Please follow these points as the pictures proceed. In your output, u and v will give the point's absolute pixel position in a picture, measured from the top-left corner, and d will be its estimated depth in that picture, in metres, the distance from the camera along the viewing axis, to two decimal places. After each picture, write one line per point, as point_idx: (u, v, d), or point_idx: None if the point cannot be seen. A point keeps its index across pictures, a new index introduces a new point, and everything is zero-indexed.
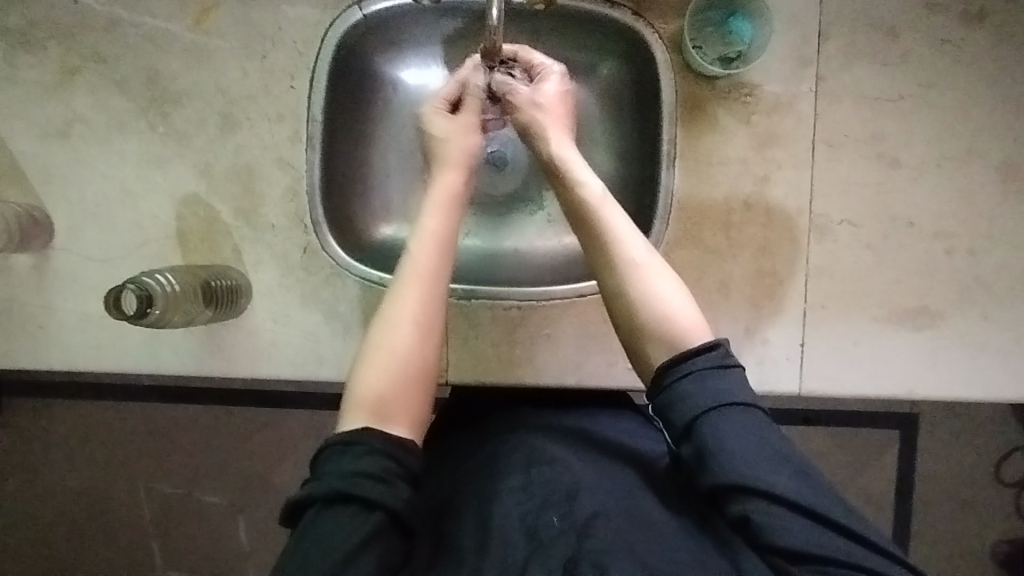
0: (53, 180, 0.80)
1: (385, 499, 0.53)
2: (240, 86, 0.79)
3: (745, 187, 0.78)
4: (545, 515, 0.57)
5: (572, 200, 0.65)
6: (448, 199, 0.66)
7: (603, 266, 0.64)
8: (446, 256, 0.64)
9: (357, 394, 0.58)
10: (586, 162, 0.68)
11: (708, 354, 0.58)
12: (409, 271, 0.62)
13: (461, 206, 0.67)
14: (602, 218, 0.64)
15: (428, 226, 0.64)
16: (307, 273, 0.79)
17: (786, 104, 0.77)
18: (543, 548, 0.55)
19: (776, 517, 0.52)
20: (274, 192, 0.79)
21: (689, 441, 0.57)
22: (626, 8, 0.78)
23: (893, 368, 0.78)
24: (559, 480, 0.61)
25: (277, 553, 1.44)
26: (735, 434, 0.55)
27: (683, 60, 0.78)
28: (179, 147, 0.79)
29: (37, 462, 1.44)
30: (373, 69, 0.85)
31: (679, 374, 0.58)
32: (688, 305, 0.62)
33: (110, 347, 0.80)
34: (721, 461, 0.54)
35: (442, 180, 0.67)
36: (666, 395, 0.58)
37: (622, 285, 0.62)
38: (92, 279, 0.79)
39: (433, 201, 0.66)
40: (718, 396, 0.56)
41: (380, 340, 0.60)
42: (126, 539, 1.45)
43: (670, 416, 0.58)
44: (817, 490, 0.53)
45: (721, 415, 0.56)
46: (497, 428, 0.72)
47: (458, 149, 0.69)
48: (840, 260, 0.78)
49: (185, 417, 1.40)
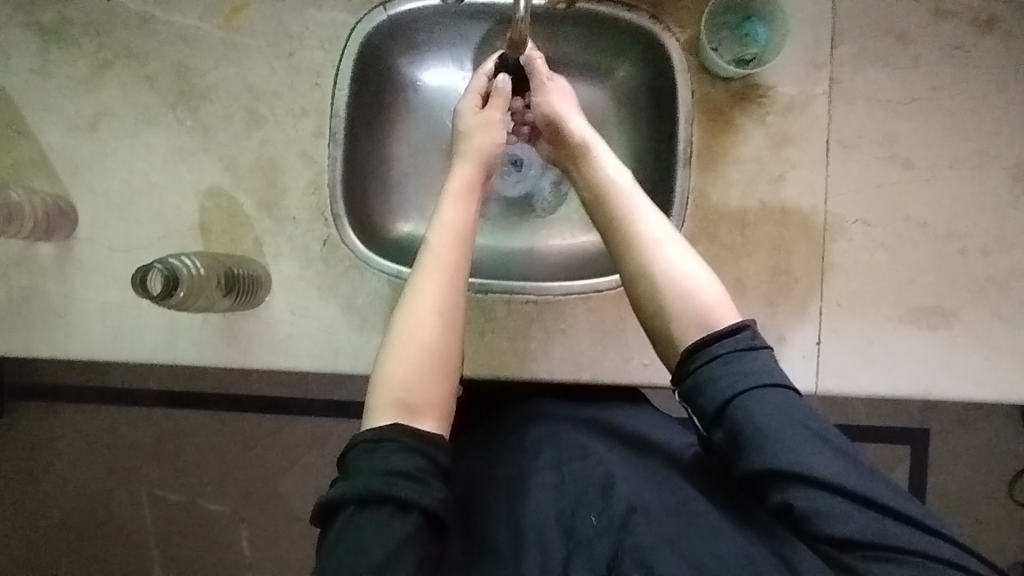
0: (80, 171, 0.81)
1: (420, 498, 0.53)
2: (267, 83, 0.81)
3: (761, 186, 0.79)
4: (582, 513, 0.58)
5: (593, 190, 0.69)
6: (472, 184, 0.70)
7: (620, 248, 0.65)
8: (462, 247, 0.66)
9: (383, 390, 0.58)
10: (608, 155, 0.71)
11: (735, 337, 0.59)
12: (430, 264, 0.64)
13: (477, 198, 0.70)
14: (620, 203, 0.67)
15: (446, 219, 0.66)
16: (327, 266, 0.80)
17: (800, 105, 0.79)
18: (582, 546, 0.56)
19: (821, 502, 0.52)
20: (297, 185, 0.81)
21: (721, 427, 0.57)
22: (643, 12, 0.80)
23: (909, 368, 0.78)
24: (592, 476, 0.61)
25: (279, 564, 1.42)
26: (770, 415, 0.55)
27: (700, 61, 0.80)
28: (205, 141, 0.81)
29: (41, 467, 1.43)
30: (395, 70, 0.88)
31: (705, 359, 0.59)
32: (714, 284, 0.62)
33: (128, 337, 0.80)
34: (757, 446, 0.54)
35: (458, 174, 0.70)
36: (693, 379, 0.59)
37: (644, 266, 0.63)
38: (114, 268, 0.80)
39: (451, 194, 0.69)
40: (751, 378, 0.57)
41: (402, 330, 0.61)
42: (130, 544, 1.44)
43: (700, 400, 0.58)
44: (860, 472, 0.54)
45: (753, 397, 0.56)
46: (516, 421, 0.73)
47: (478, 144, 0.72)
48: (855, 258, 0.79)
49: (192, 421, 1.39)
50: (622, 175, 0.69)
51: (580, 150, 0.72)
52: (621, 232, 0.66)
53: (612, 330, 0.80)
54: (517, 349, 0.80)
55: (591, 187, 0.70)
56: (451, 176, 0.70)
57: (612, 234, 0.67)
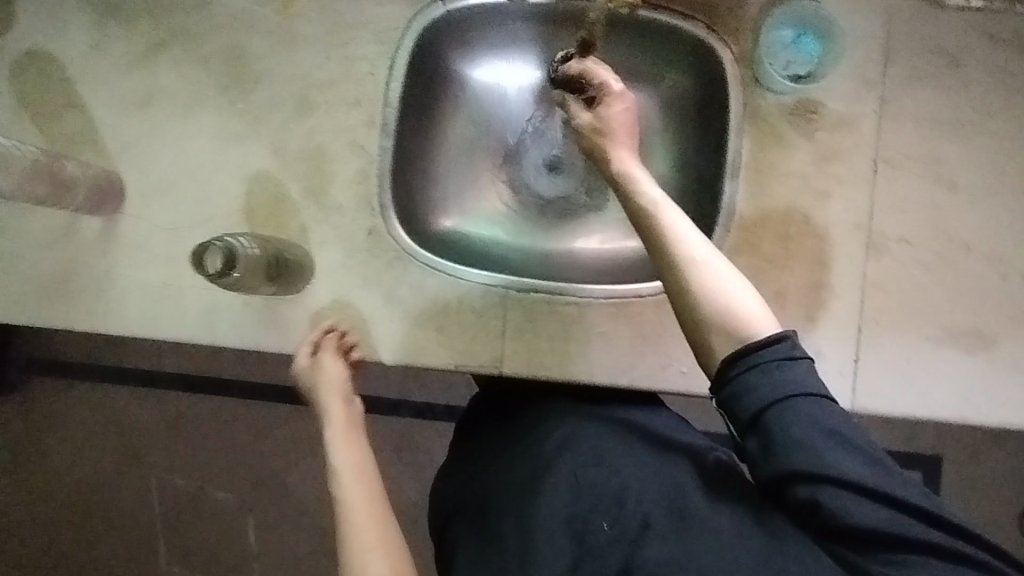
0: (130, 148, 0.81)
1: None
2: (322, 70, 0.82)
3: (805, 202, 0.80)
4: (594, 522, 0.63)
5: (639, 213, 0.67)
6: (340, 406, 0.72)
7: (662, 263, 0.65)
8: (368, 470, 0.68)
9: None
10: (652, 176, 0.69)
11: (774, 347, 0.59)
12: (351, 501, 0.65)
13: (360, 430, 0.72)
14: (662, 222, 0.65)
15: (342, 464, 0.67)
16: (371, 256, 0.80)
17: (849, 122, 0.80)
18: (595, 554, 0.62)
19: (847, 503, 0.54)
20: (345, 173, 0.81)
21: (755, 434, 0.58)
22: (700, 21, 0.81)
23: (947, 390, 0.78)
24: (606, 484, 0.65)
25: (283, 557, 1.42)
26: (803, 424, 0.56)
27: (754, 74, 0.81)
28: (255, 124, 0.81)
29: (53, 444, 1.43)
30: (446, 65, 0.88)
31: (744, 367, 0.58)
32: (753, 297, 0.62)
33: (166, 316, 0.80)
34: (788, 452, 0.56)
35: (333, 417, 0.71)
36: (729, 387, 0.59)
37: (683, 280, 0.63)
38: (156, 247, 0.80)
39: (335, 440, 0.70)
40: (789, 388, 0.57)
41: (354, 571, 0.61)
42: (136, 527, 1.44)
43: (736, 408, 0.58)
44: (887, 475, 0.55)
45: (788, 406, 0.56)
46: (530, 420, 0.77)
47: (332, 390, 0.73)
48: (896, 277, 0.79)
49: (206, 407, 1.39)
50: (662, 194, 0.68)
51: (620, 178, 0.69)
52: (662, 247, 0.65)
53: (652, 335, 0.80)
54: (556, 349, 0.80)
55: (632, 208, 0.68)
56: (326, 422, 0.71)
57: (653, 247, 0.65)
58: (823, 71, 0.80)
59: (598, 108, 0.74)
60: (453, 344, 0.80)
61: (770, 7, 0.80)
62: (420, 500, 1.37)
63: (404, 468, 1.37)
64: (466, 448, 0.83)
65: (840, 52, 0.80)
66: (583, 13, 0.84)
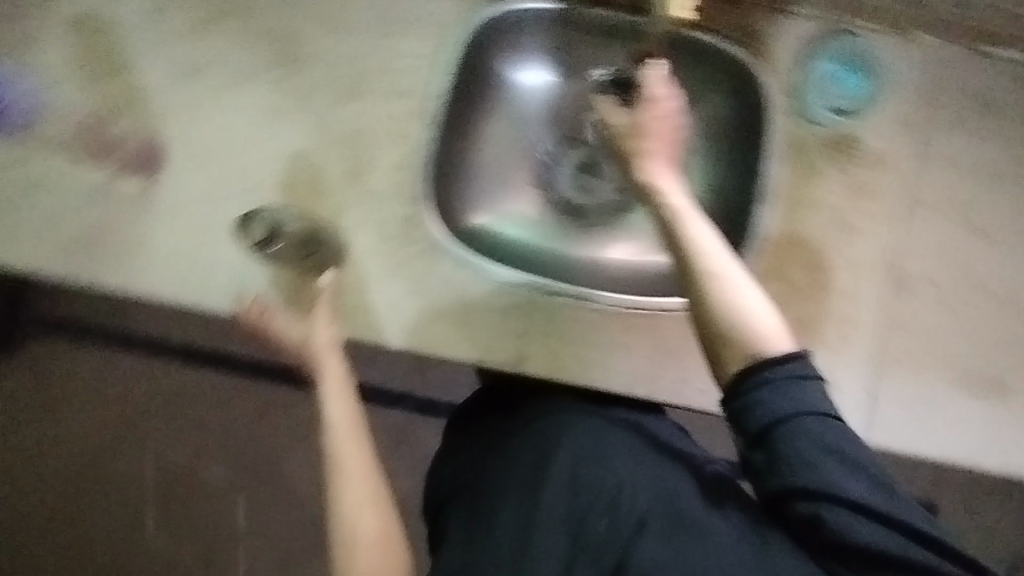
0: (175, 114, 0.82)
1: None
2: (374, 59, 0.84)
3: (836, 233, 0.81)
4: (592, 519, 0.67)
5: (663, 220, 0.68)
6: (339, 375, 0.77)
7: (685, 272, 0.66)
8: (359, 428, 0.76)
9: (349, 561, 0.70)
10: (681, 186, 0.70)
11: (788, 364, 0.60)
12: (346, 451, 0.74)
13: (351, 388, 0.78)
14: (687, 233, 0.66)
15: (334, 419, 0.75)
16: (404, 244, 0.81)
17: (885, 161, 0.81)
18: (590, 549, 0.66)
19: (847, 520, 0.56)
20: (386, 160, 0.82)
21: (761, 449, 0.60)
22: (745, 47, 0.83)
23: (965, 435, 0.78)
24: (606, 484, 0.69)
25: (269, 538, 1.41)
26: (810, 442, 0.58)
27: (796, 104, 0.82)
28: (303, 103, 0.82)
29: (53, 403, 1.43)
30: (493, 64, 0.89)
31: (757, 383, 0.60)
32: (772, 315, 0.63)
33: (188, 283, 0.78)
34: (794, 468, 0.58)
35: (326, 374, 0.76)
36: (741, 400, 0.61)
37: (705, 291, 0.64)
38: (188, 215, 0.80)
39: (328, 394, 0.76)
40: (800, 406, 0.59)
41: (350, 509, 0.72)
42: (126, 495, 1.43)
43: (746, 421, 0.60)
44: (888, 495, 0.57)
45: (797, 424, 0.58)
46: (536, 413, 0.80)
47: (324, 347, 0.76)
48: (919, 316, 0.80)
49: (211, 380, 1.40)
50: (689, 205, 0.69)
51: (649, 187, 0.70)
52: (686, 257, 0.66)
53: (672, 350, 0.81)
54: (577, 355, 0.80)
55: (658, 214, 0.68)
56: (321, 378, 0.77)
57: (677, 256, 0.66)
58: (867, 109, 0.82)
59: (638, 110, 0.73)
60: (474, 340, 0.79)
61: (819, 40, 0.83)
62: (414, 493, 1.37)
63: (401, 460, 1.37)
64: (472, 442, 0.84)
65: (880, 92, 0.82)
66: (637, 29, 0.86)
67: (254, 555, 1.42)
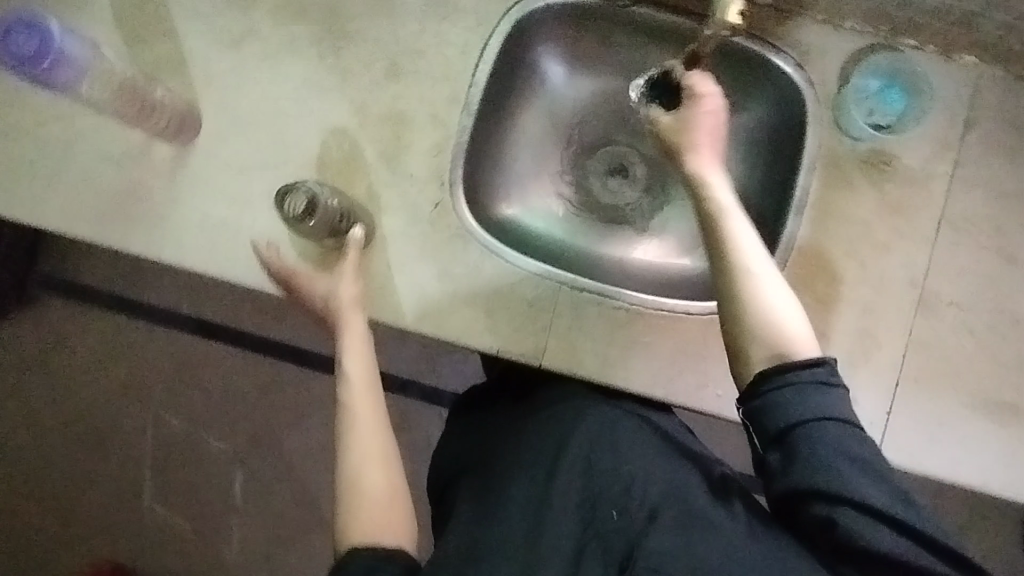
0: (214, 83, 0.82)
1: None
2: (416, 41, 0.83)
3: (864, 249, 0.81)
4: (604, 508, 0.66)
5: (707, 215, 0.67)
6: (361, 334, 0.74)
7: (721, 270, 0.66)
8: (374, 388, 0.72)
9: (347, 523, 0.66)
10: (727, 182, 0.69)
11: (813, 369, 0.61)
12: (355, 409, 0.71)
13: (370, 343, 0.75)
14: (730, 230, 0.66)
15: (349, 373, 0.72)
16: (434, 229, 0.81)
17: (920, 180, 0.81)
18: (599, 537, 0.64)
19: (863, 525, 0.56)
20: (421, 144, 0.81)
21: (777, 449, 0.60)
22: (791, 57, 0.82)
23: (974, 457, 0.79)
24: (619, 474, 0.68)
25: (264, 515, 1.41)
26: (830, 446, 0.58)
27: (835, 117, 0.82)
28: (342, 81, 0.82)
29: (58, 364, 1.43)
30: (533, 56, 0.89)
31: (779, 383, 0.60)
32: (802, 322, 0.64)
33: (220, 255, 0.80)
34: (812, 470, 0.58)
35: (347, 327, 0.74)
36: (761, 399, 0.61)
37: (740, 292, 0.64)
38: (222, 184, 0.81)
39: (345, 347, 0.73)
40: (820, 411, 0.59)
41: (352, 468, 0.68)
42: (125, 461, 1.43)
43: (765, 421, 0.61)
44: (903, 503, 0.57)
45: (818, 427, 0.59)
46: (551, 400, 0.79)
47: (348, 301, 0.75)
48: (941, 337, 0.80)
49: (217, 352, 1.39)
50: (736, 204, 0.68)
51: (695, 179, 0.70)
52: (726, 254, 0.65)
53: (692, 353, 0.80)
54: (598, 351, 0.81)
55: (702, 209, 0.68)
56: (340, 330, 0.74)
57: (715, 253, 0.66)
58: (907, 125, 0.81)
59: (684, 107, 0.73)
60: (498, 329, 0.80)
61: (860, 56, 0.82)
62: (413, 479, 1.38)
63: (402, 447, 1.37)
64: (486, 432, 0.85)
65: (922, 113, 0.81)
66: (685, 32, 0.84)
67: (248, 530, 1.42)
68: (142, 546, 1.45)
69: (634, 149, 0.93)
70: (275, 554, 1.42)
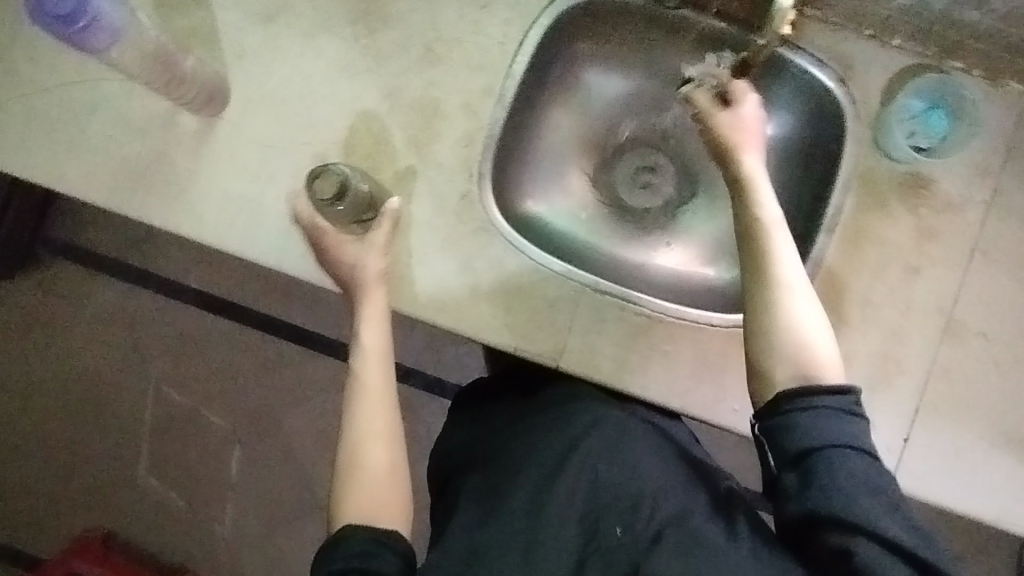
0: (245, 57, 0.80)
1: (379, 564, 0.60)
2: (453, 28, 0.81)
3: (894, 272, 0.80)
4: (608, 522, 0.64)
5: (749, 225, 0.66)
6: (381, 312, 0.73)
7: (755, 280, 0.64)
8: (387, 365, 0.72)
9: (344, 500, 0.65)
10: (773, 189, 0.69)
11: (837, 397, 0.59)
12: (365, 386, 0.70)
13: (388, 318, 0.74)
14: (772, 239, 0.65)
15: (365, 344, 0.71)
16: (459, 222, 0.79)
17: (956, 206, 0.80)
18: (603, 548, 0.63)
19: (880, 558, 0.53)
20: (452, 134, 0.80)
21: (795, 471, 0.58)
22: (835, 70, 0.81)
23: (988, 490, 0.78)
24: (626, 488, 0.66)
25: (259, 494, 1.40)
26: (850, 473, 0.56)
27: (875, 136, 0.80)
28: (376, 63, 0.80)
29: (62, 329, 1.42)
30: (570, 51, 0.87)
31: (801, 405, 0.59)
32: (830, 346, 0.63)
33: (239, 232, 0.79)
34: (830, 495, 0.55)
35: (367, 300, 0.73)
36: (782, 418, 0.59)
37: (772, 305, 0.63)
38: (246, 160, 0.79)
39: (364, 319, 0.73)
40: (843, 437, 0.57)
41: (356, 447, 0.67)
42: (122, 431, 1.43)
43: (783, 440, 0.59)
44: (920, 540, 0.55)
45: (838, 453, 0.57)
46: (561, 403, 0.78)
47: (372, 274, 0.74)
48: (965, 367, 0.79)
49: (223, 329, 1.38)
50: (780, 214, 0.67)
51: (743, 181, 0.69)
52: (763, 264, 0.64)
53: (711, 365, 0.79)
54: (616, 356, 0.79)
55: (746, 216, 0.67)
56: (360, 302, 0.73)
57: (752, 261, 0.65)
58: (952, 148, 0.79)
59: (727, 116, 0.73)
60: (517, 328, 0.79)
61: (905, 76, 0.80)
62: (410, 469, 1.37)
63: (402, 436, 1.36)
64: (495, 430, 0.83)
65: (965, 138, 0.79)
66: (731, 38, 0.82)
67: (242, 508, 1.41)
68: (134, 518, 1.44)
69: (663, 156, 0.93)
70: (267, 534, 1.41)
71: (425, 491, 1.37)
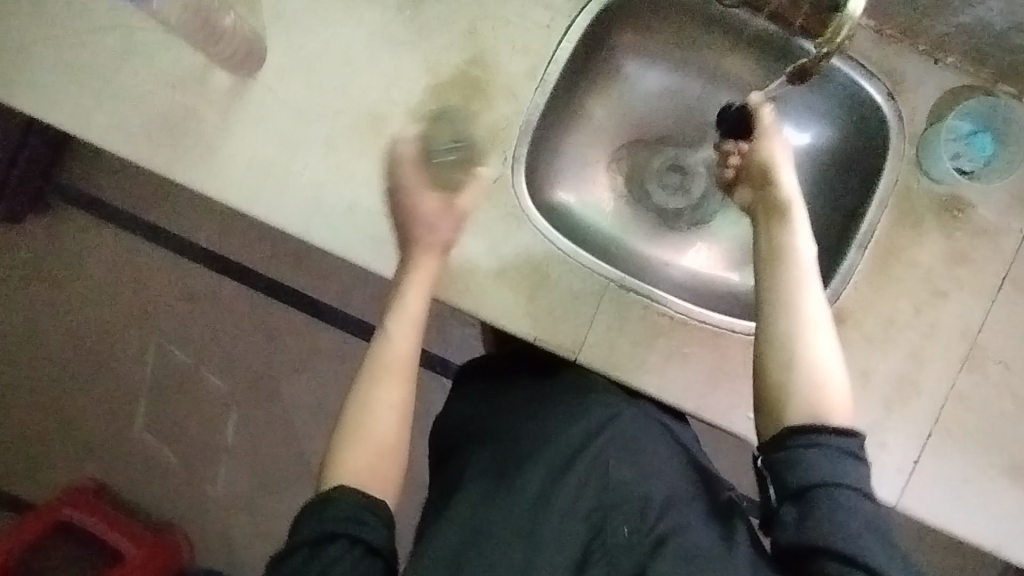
0: (284, 18, 0.78)
1: (368, 534, 0.60)
2: (500, 7, 0.79)
3: (921, 293, 0.79)
4: (614, 522, 0.63)
5: (776, 249, 0.66)
6: (427, 288, 0.70)
7: (775, 308, 0.63)
8: (416, 340, 0.69)
9: (338, 464, 0.64)
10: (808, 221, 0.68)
11: (842, 438, 0.59)
12: (384, 355, 0.67)
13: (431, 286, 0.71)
14: (798, 272, 0.64)
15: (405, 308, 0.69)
16: (489, 205, 0.78)
17: (990, 233, 0.79)
18: (605, 544, 0.62)
19: None
20: (489, 115, 0.78)
21: (794, 506, 0.57)
22: (885, 83, 0.79)
23: (991, 519, 0.78)
24: (635, 489, 0.65)
25: (254, 458, 1.40)
26: (851, 512, 0.55)
27: (916, 155, 0.79)
28: (417, 36, 0.79)
29: (66, 277, 1.40)
30: (615, 41, 0.85)
31: (805, 442, 0.58)
32: (844, 386, 0.62)
33: (264, 197, 0.77)
34: (830, 531, 0.55)
35: (422, 264, 0.70)
36: (785, 453, 0.59)
37: (788, 336, 0.62)
38: (278, 124, 0.78)
39: (412, 282, 0.70)
40: (845, 478, 0.57)
41: (358, 416, 0.65)
42: (122, 385, 1.42)
43: (787, 476, 0.58)
44: None
45: (840, 491, 0.56)
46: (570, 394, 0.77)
47: (435, 237, 0.70)
48: (983, 395, 0.79)
49: (229, 291, 1.36)
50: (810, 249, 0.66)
51: (779, 209, 0.68)
52: (786, 294, 0.64)
53: (730, 372, 0.79)
54: (635, 355, 0.79)
55: (775, 241, 0.67)
56: (413, 265, 0.70)
57: (773, 290, 0.64)
58: (992, 174, 0.79)
59: (759, 138, 0.73)
60: (538, 318, 0.78)
61: (955, 96, 0.79)
62: None
63: None
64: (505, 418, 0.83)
65: (1010, 165, 0.78)
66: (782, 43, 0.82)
67: (236, 471, 1.41)
68: (127, 471, 1.44)
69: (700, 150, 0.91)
70: (258, 499, 1.41)
71: (420, 469, 1.37)
